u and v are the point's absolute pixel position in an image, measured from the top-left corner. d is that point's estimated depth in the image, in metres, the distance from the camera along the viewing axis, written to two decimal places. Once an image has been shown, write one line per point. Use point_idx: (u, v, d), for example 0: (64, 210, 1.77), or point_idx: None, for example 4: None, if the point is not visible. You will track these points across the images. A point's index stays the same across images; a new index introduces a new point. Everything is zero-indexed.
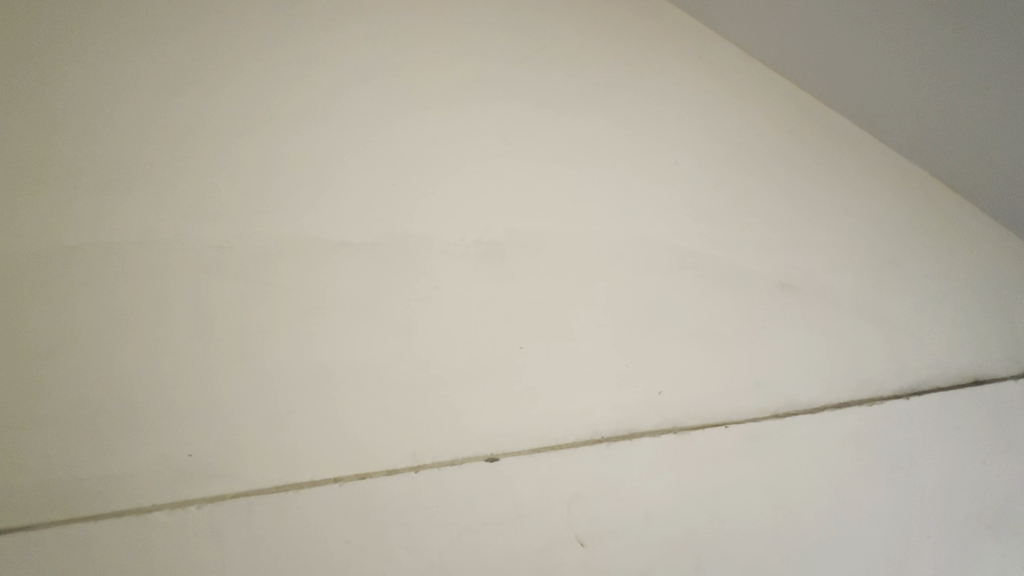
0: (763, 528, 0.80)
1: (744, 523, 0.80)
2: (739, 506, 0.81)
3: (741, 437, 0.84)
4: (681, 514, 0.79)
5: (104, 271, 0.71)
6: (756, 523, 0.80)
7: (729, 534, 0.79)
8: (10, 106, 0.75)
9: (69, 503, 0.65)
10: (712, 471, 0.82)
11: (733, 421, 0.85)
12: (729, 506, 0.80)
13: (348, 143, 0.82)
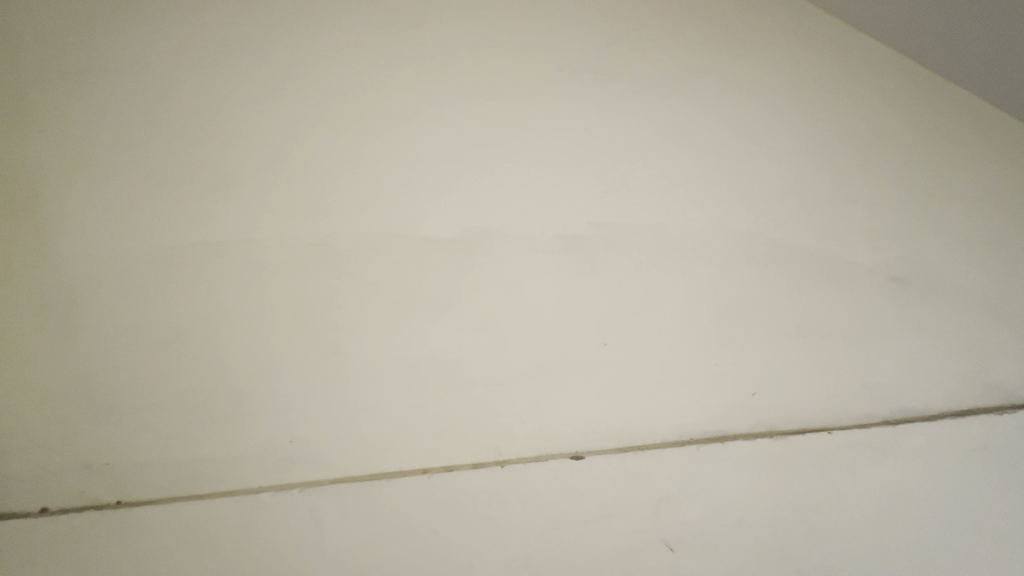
0: (870, 543, 0.74)
1: (850, 536, 0.74)
2: (842, 518, 0.75)
3: (845, 443, 0.78)
4: (779, 523, 0.74)
5: (214, 269, 0.76)
6: (862, 537, 0.74)
7: (831, 547, 0.73)
8: (119, 112, 0.78)
9: (188, 483, 0.71)
10: (814, 479, 0.76)
11: (834, 427, 0.79)
12: (830, 517, 0.75)
13: (433, 139, 0.82)
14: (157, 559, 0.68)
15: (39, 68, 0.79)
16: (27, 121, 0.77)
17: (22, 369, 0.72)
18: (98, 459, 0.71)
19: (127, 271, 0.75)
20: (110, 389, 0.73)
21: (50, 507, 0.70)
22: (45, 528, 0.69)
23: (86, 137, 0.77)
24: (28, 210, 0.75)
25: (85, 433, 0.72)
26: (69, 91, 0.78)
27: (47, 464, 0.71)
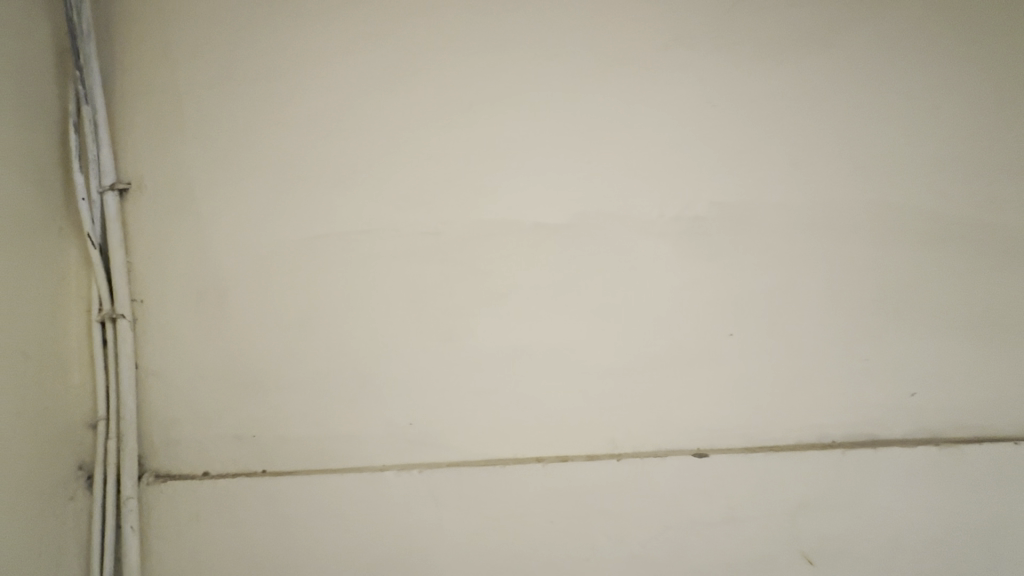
0: (1014, 559, 0.69)
1: (991, 555, 0.69)
2: (987, 534, 0.69)
3: (1004, 456, 0.70)
4: (922, 535, 0.69)
5: (338, 259, 0.80)
6: (1006, 553, 0.69)
7: (969, 561, 0.69)
8: (250, 111, 0.83)
9: (320, 457, 0.77)
10: (962, 493, 0.69)
11: (990, 435, 0.71)
12: (973, 532, 0.69)
13: (543, 118, 0.79)
14: (298, 524, 0.76)
15: (187, 77, 0.85)
16: (180, 129, 0.84)
17: (185, 351, 0.82)
18: (246, 432, 0.79)
19: (265, 264, 0.81)
20: (253, 370, 0.80)
21: (211, 472, 0.79)
22: (206, 490, 0.79)
23: (223, 137, 0.83)
24: (184, 209, 0.83)
25: (235, 408, 0.80)
26: (213, 98, 0.84)
27: (206, 433, 0.80)
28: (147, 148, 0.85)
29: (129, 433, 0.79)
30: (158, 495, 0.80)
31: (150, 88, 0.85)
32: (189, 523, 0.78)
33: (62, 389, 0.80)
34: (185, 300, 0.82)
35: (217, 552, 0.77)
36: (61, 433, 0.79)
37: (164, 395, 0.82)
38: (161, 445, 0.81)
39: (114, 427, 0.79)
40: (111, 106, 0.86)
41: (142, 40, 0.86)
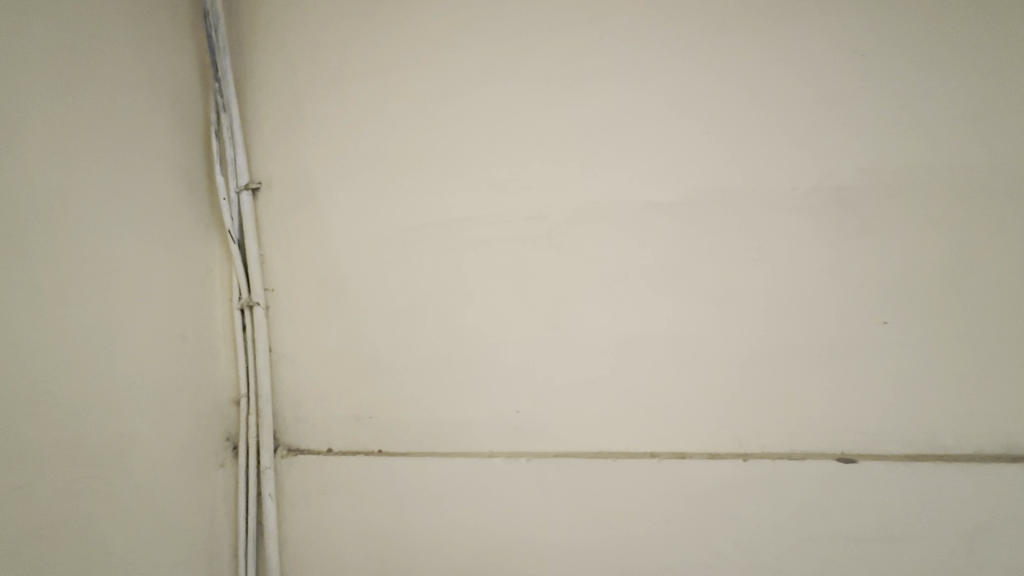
0: None
1: None
2: None
3: None
4: None
5: (445, 247, 0.81)
6: None
7: None
8: (362, 108, 0.87)
9: (432, 441, 0.79)
10: None
11: None
12: None
13: (655, 89, 0.73)
14: (412, 504, 0.79)
15: (307, 79, 0.91)
16: (301, 130, 0.90)
17: (309, 337, 0.88)
18: (364, 413, 0.84)
19: (377, 254, 0.84)
20: (368, 355, 0.84)
21: (334, 449, 0.85)
22: (330, 466, 0.84)
23: (339, 134, 0.88)
24: (306, 204, 0.89)
25: (354, 391, 0.85)
26: (328, 97, 0.89)
27: (330, 413, 0.86)
28: (275, 149, 0.92)
29: (265, 410, 0.87)
30: (290, 467, 0.87)
31: (276, 93, 0.92)
32: (316, 496, 0.85)
33: (211, 369, 0.90)
34: (309, 289, 0.89)
35: (340, 524, 0.83)
36: (212, 407, 0.89)
37: (293, 376, 0.89)
38: (292, 422, 0.89)
39: (252, 404, 0.88)
40: (244, 112, 0.94)
41: (268, 48, 0.93)
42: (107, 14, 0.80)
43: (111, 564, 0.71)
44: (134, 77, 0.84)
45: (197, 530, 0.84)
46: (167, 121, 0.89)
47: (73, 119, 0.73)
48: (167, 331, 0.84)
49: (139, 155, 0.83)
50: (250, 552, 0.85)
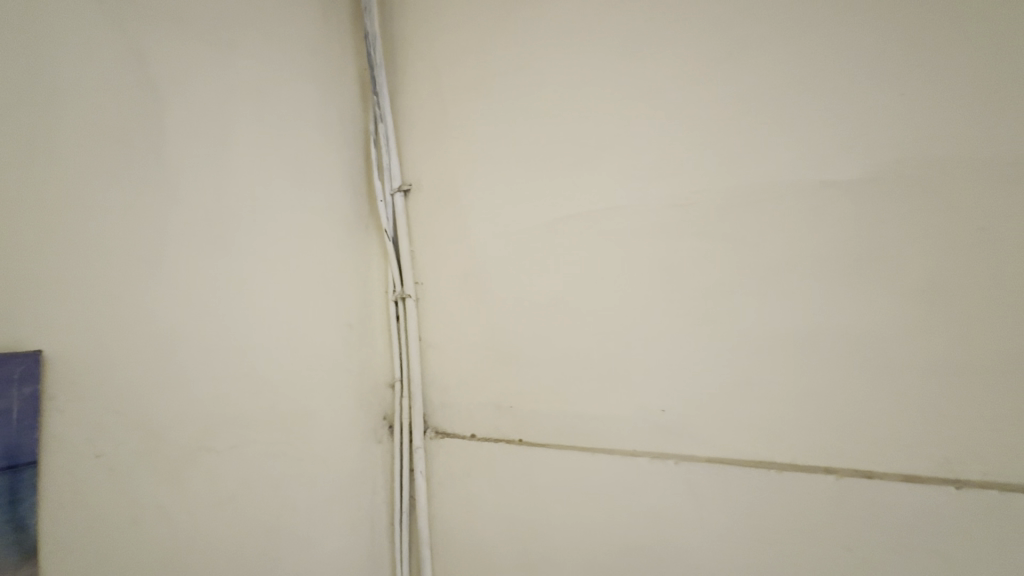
0: None
1: None
2: None
3: None
4: None
5: (585, 239, 0.80)
6: None
7: None
8: (501, 107, 0.90)
9: (572, 435, 0.79)
10: None
11: None
12: None
13: (826, 53, 0.64)
14: (551, 495, 0.80)
15: (450, 86, 0.97)
16: (446, 133, 0.97)
17: (455, 327, 0.94)
18: (505, 402, 0.87)
19: (517, 247, 0.87)
20: (509, 346, 0.87)
21: (477, 435, 0.90)
22: (475, 451, 0.89)
23: (479, 133, 0.92)
24: (451, 203, 0.95)
25: (495, 380, 0.88)
26: (470, 100, 0.94)
27: (473, 401, 0.91)
28: (423, 153, 1.00)
29: (416, 393, 0.95)
30: (439, 448, 0.94)
31: (424, 101, 1.00)
32: (462, 477, 0.90)
33: (371, 354, 1.01)
34: (454, 283, 0.95)
35: (483, 506, 0.87)
36: (373, 389, 1.00)
37: (440, 364, 0.96)
38: (439, 407, 0.96)
39: (405, 388, 0.96)
40: (397, 122, 1.04)
41: (416, 61, 1.02)
42: (289, 50, 0.94)
43: (300, 518, 0.83)
44: (312, 100, 0.98)
45: (362, 498, 0.94)
46: (336, 137, 1.01)
47: (263, 142, 0.87)
48: (338, 320, 0.95)
49: (313, 167, 0.96)
50: (404, 524, 0.93)
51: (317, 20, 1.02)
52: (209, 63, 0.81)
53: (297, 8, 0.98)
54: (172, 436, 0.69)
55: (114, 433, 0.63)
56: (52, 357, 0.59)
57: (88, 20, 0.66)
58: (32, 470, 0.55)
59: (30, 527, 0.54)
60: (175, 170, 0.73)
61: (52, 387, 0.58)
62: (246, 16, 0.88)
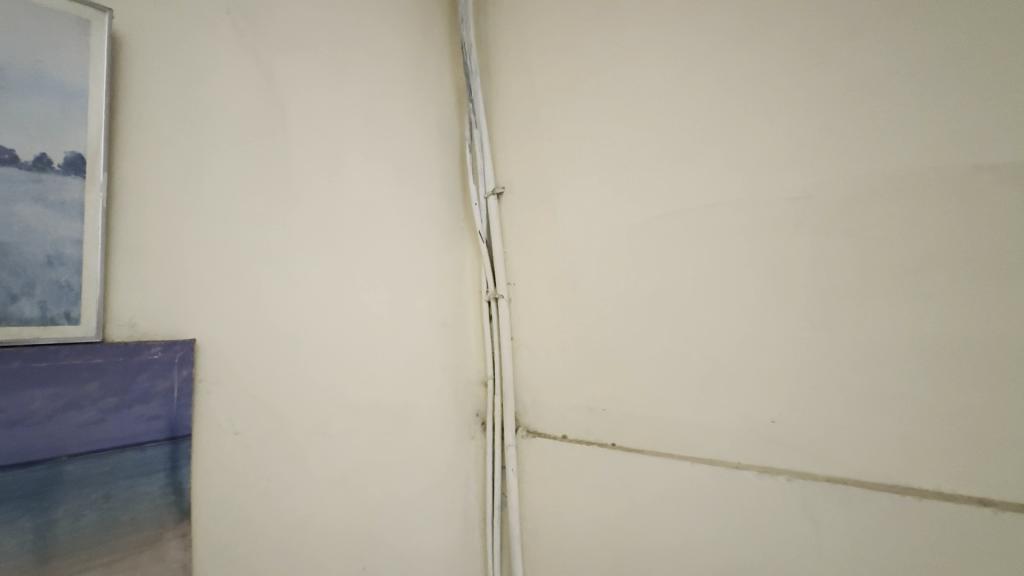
0: None
1: None
2: None
3: None
4: None
5: (685, 237, 0.76)
6: None
7: None
8: (595, 106, 0.89)
9: (669, 443, 0.75)
10: None
11: None
12: None
13: (978, 19, 0.56)
14: (647, 503, 0.77)
15: (544, 88, 0.98)
16: (538, 136, 0.98)
17: (548, 328, 0.95)
18: (598, 405, 0.85)
19: (611, 248, 0.85)
20: (602, 347, 0.85)
21: (568, 436, 0.89)
22: (567, 452, 0.89)
23: (572, 134, 0.92)
24: (543, 204, 0.96)
25: (587, 382, 0.87)
26: (563, 102, 0.94)
27: (565, 402, 0.91)
28: (516, 156, 1.02)
29: (507, 392, 0.96)
30: (530, 447, 0.95)
31: (517, 105, 1.02)
32: (554, 478, 0.91)
33: (466, 352, 1.04)
34: (545, 283, 0.96)
35: (575, 508, 0.87)
36: (468, 386, 1.03)
37: (532, 363, 0.97)
38: (530, 406, 0.97)
39: (497, 386, 0.98)
40: (491, 128, 1.07)
41: (510, 67, 1.05)
42: (394, 66, 1.01)
43: (401, 505, 0.88)
44: (414, 111, 1.04)
45: (457, 490, 0.98)
46: (435, 144, 1.07)
47: (372, 153, 0.94)
48: (435, 318, 1.00)
49: (415, 174, 1.01)
50: (496, 519, 0.95)
51: (419, 36, 1.08)
52: (327, 84, 0.89)
53: (402, 26, 1.04)
54: (294, 420, 0.76)
55: (250, 414, 0.72)
56: (203, 345, 0.68)
57: (231, 56, 0.76)
58: (188, 442, 0.64)
59: (185, 491, 0.63)
60: (298, 182, 0.82)
61: (203, 371, 0.68)
62: (359, 38, 0.96)
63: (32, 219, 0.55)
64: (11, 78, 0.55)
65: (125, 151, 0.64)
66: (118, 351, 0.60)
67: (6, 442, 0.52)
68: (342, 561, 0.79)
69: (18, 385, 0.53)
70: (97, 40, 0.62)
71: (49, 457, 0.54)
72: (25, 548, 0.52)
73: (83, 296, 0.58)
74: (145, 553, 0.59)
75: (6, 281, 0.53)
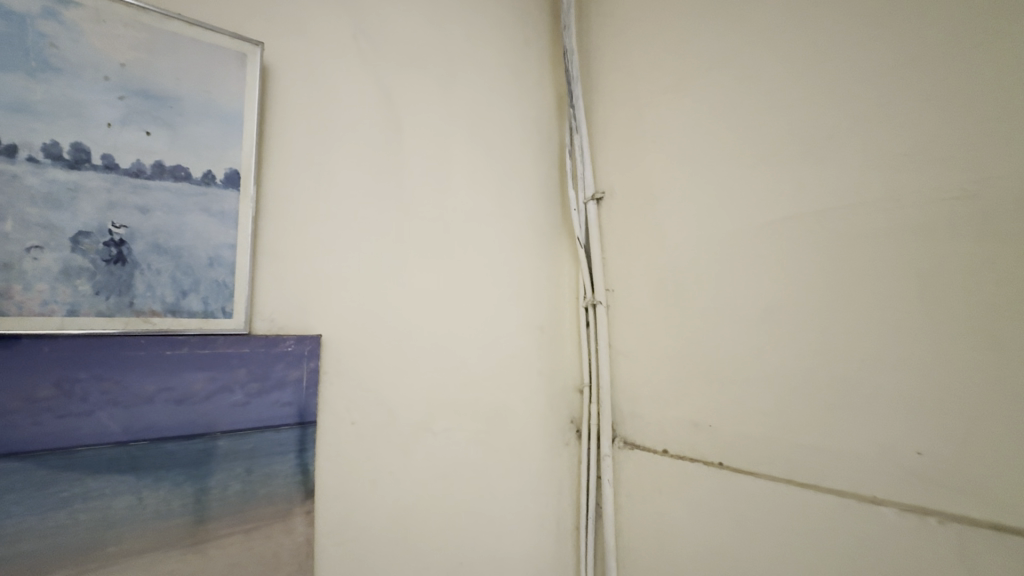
0: None
1: None
2: None
3: None
4: None
5: (809, 243, 0.69)
6: None
7: None
8: (704, 106, 0.85)
9: (786, 467, 0.69)
10: None
11: None
12: None
13: None
14: (760, 529, 0.71)
15: (648, 90, 0.95)
16: (641, 139, 0.96)
17: (648, 336, 0.92)
18: (703, 420, 0.81)
19: (721, 254, 0.80)
20: (709, 359, 0.81)
21: (669, 451, 0.86)
22: (668, 467, 0.85)
23: (678, 136, 0.89)
24: (645, 209, 0.94)
25: (691, 395, 0.83)
26: (668, 103, 0.91)
27: (666, 415, 0.87)
28: (617, 161, 1.00)
29: (604, 400, 0.95)
30: (628, 459, 0.92)
31: (619, 109, 1.01)
32: (653, 493, 0.87)
33: (562, 359, 1.04)
34: (647, 290, 0.93)
35: (676, 527, 0.83)
36: (564, 393, 1.03)
37: (630, 372, 0.95)
38: (628, 417, 0.94)
39: (594, 394, 0.96)
40: (592, 133, 1.06)
41: (612, 71, 1.03)
42: (498, 77, 1.05)
43: (497, 506, 0.90)
44: (516, 119, 1.06)
45: (551, 496, 0.97)
46: (535, 151, 1.08)
47: (476, 161, 0.98)
48: (533, 323, 1.01)
49: (516, 181, 1.04)
50: (590, 529, 0.93)
51: (523, 46, 1.10)
52: (437, 98, 0.94)
53: (506, 38, 1.08)
54: (402, 414, 0.81)
55: (364, 406, 0.77)
56: (327, 340, 0.75)
57: (356, 77, 0.84)
58: (314, 427, 0.71)
59: (310, 472, 0.70)
60: (410, 190, 0.87)
61: (327, 364, 0.74)
62: (466, 52, 1.00)
63: (200, 226, 0.65)
64: (188, 107, 0.65)
65: (269, 166, 0.73)
66: (261, 342, 0.67)
67: (176, 416, 0.61)
68: (442, 553, 0.82)
69: (186, 368, 0.62)
70: (251, 70, 0.71)
71: (206, 432, 0.62)
72: (187, 508, 0.60)
73: (235, 293, 0.67)
74: (277, 525, 0.66)
75: (180, 279, 0.63)
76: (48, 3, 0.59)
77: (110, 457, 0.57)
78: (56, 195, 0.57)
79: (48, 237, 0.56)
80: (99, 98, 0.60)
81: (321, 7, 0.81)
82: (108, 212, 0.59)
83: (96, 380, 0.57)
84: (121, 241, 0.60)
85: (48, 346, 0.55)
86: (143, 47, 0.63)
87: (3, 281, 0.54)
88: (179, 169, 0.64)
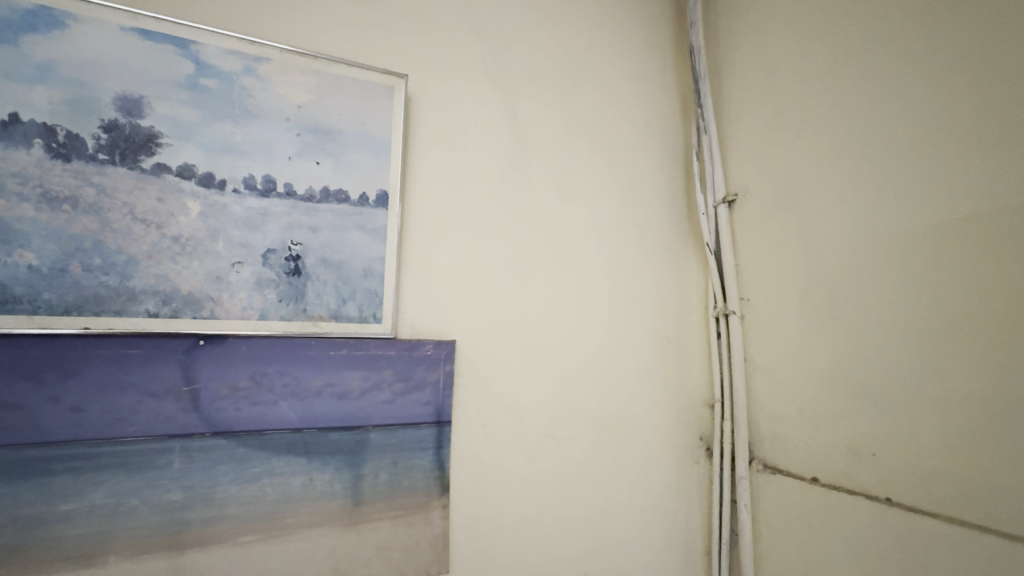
0: None
1: None
2: None
3: None
4: None
5: (1004, 243, 0.58)
6: None
7: None
8: (858, 91, 0.75)
9: (978, 511, 0.58)
10: None
11: None
12: None
13: None
14: None
15: (788, 82, 0.88)
16: (781, 135, 0.88)
17: (792, 350, 0.84)
18: (862, 447, 0.71)
19: (882, 258, 0.70)
20: (869, 378, 0.71)
21: (820, 479, 0.77)
22: (819, 497, 0.77)
23: (826, 128, 0.80)
24: (787, 211, 0.86)
25: (848, 418, 0.74)
26: (814, 93, 0.83)
27: (816, 438, 0.78)
28: (752, 161, 0.93)
29: (739, 418, 0.88)
30: (768, 484, 0.85)
31: (754, 105, 0.94)
32: (800, 524, 0.79)
33: (691, 371, 0.99)
34: (790, 299, 0.84)
35: (830, 565, 0.74)
36: (693, 407, 0.98)
37: (771, 389, 0.87)
38: (769, 438, 0.87)
39: (726, 410, 0.90)
40: (722, 132, 1.00)
41: (745, 65, 0.97)
42: (620, 83, 1.04)
43: (622, 519, 0.88)
44: (640, 124, 1.04)
45: (679, 516, 0.92)
46: (660, 155, 1.05)
47: (597, 169, 0.98)
48: (658, 333, 0.98)
49: (640, 188, 1.01)
50: (724, 555, 0.87)
51: (646, 50, 1.08)
52: (559, 109, 0.96)
53: (629, 44, 1.06)
54: (528, 420, 0.83)
55: (494, 409, 0.81)
56: (461, 346, 0.80)
57: (485, 97, 0.89)
58: (449, 427, 0.76)
59: (445, 469, 0.74)
60: (534, 201, 0.90)
61: (461, 368, 0.79)
62: (588, 62, 1.01)
63: (356, 242, 0.73)
64: (347, 138, 0.75)
65: (410, 186, 0.80)
66: (405, 345, 0.74)
67: (337, 408, 0.69)
68: (567, 561, 0.82)
69: (346, 367, 0.70)
70: (398, 101, 0.79)
71: (360, 425, 0.70)
72: (346, 491, 0.68)
73: (384, 301, 0.74)
74: (417, 515, 0.72)
75: (341, 288, 0.72)
76: (248, 61, 0.71)
77: (288, 441, 0.66)
78: (252, 219, 0.69)
79: (246, 254, 0.68)
80: (282, 136, 0.71)
81: (455, 37, 0.88)
82: (288, 231, 0.70)
83: (279, 374, 0.67)
84: (297, 256, 0.70)
85: (245, 344, 0.66)
86: (314, 90, 0.74)
87: (215, 290, 0.66)
88: (341, 193, 0.73)
